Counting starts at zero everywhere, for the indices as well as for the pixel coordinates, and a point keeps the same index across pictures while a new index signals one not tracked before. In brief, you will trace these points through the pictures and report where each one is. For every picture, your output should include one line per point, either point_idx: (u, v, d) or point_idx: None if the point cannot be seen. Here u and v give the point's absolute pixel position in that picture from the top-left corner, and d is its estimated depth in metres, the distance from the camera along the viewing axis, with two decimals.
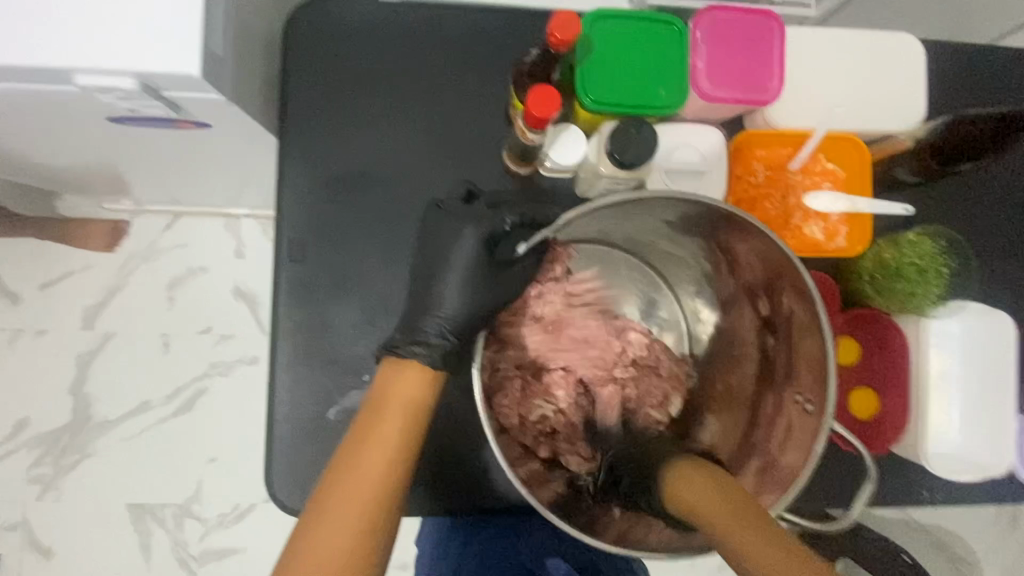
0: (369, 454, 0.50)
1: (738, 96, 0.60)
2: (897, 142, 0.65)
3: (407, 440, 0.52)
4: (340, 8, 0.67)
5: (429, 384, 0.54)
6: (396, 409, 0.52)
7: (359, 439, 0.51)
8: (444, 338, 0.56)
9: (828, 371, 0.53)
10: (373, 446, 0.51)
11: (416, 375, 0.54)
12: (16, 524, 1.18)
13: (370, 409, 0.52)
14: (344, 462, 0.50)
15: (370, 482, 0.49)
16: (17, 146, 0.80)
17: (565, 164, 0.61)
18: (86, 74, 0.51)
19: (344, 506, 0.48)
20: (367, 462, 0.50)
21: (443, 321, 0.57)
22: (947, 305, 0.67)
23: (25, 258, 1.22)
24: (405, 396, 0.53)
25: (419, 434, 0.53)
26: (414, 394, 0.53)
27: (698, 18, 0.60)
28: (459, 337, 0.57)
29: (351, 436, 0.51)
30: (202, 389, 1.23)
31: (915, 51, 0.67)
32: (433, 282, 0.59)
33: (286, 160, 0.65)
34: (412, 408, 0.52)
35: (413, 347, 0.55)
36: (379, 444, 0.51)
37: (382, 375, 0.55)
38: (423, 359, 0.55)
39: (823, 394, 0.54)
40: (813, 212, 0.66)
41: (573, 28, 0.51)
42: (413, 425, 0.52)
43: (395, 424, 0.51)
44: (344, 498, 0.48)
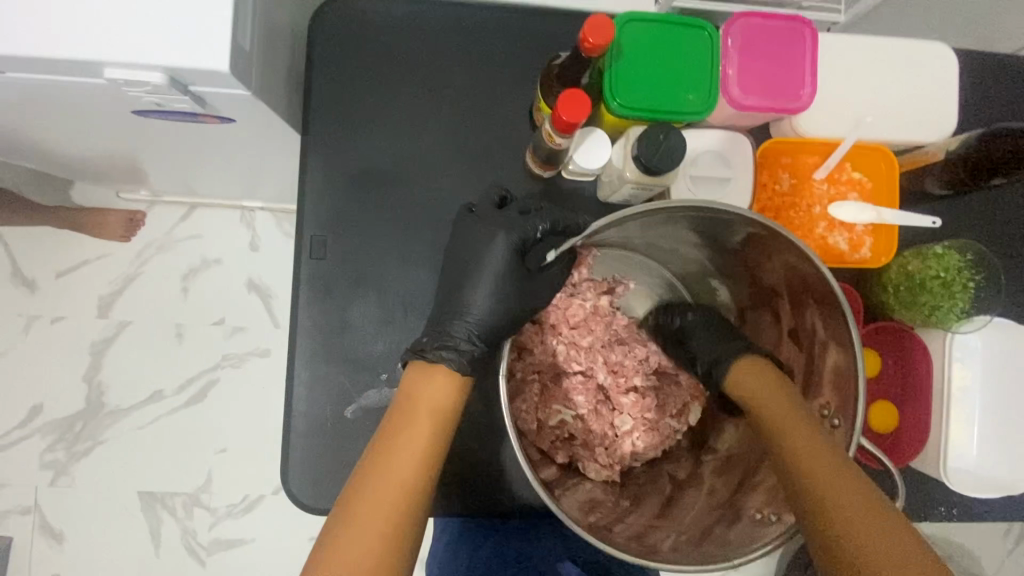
0: (398, 458, 0.51)
1: (768, 103, 0.59)
2: (927, 152, 0.66)
3: (433, 442, 0.52)
4: (365, 4, 0.66)
5: (457, 391, 0.55)
6: (423, 414, 0.52)
7: (388, 443, 0.51)
8: (471, 343, 0.57)
9: (858, 387, 0.52)
10: (401, 445, 0.51)
11: (444, 381, 0.54)
12: (29, 508, 1.20)
13: (397, 414, 0.53)
14: (373, 465, 0.50)
15: (400, 485, 0.50)
16: (39, 135, 0.80)
17: (589, 168, 0.60)
18: (115, 68, 0.51)
19: (372, 509, 0.48)
20: (397, 465, 0.50)
21: (472, 326, 0.57)
22: (974, 319, 0.64)
23: (42, 246, 1.23)
24: (432, 401, 0.53)
25: (445, 439, 0.53)
26: (441, 400, 0.53)
27: (729, 25, 0.60)
28: (486, 343, 0.58)
29: (379, 441, 0.52)
30: (214, 380, 1.23)
31: (949, 61, 0.66)
32: (461, 286, 0.59)
33: (309, 156, 0.65)
34: (440, 412, 0.53)
35: (442, 352, 0.55)
36: (409, 447, 0.51)
37: (407, 380, 0.55)
38: (451, 363, 0.55)
39: (850, 412, 0.54)
40: (838, 222, 0.65)
41: (606, 32, 0.50)
42: (440, 430, 0.53)
43: (423, 428, 0.52)
44: (374, 501, 0.49)
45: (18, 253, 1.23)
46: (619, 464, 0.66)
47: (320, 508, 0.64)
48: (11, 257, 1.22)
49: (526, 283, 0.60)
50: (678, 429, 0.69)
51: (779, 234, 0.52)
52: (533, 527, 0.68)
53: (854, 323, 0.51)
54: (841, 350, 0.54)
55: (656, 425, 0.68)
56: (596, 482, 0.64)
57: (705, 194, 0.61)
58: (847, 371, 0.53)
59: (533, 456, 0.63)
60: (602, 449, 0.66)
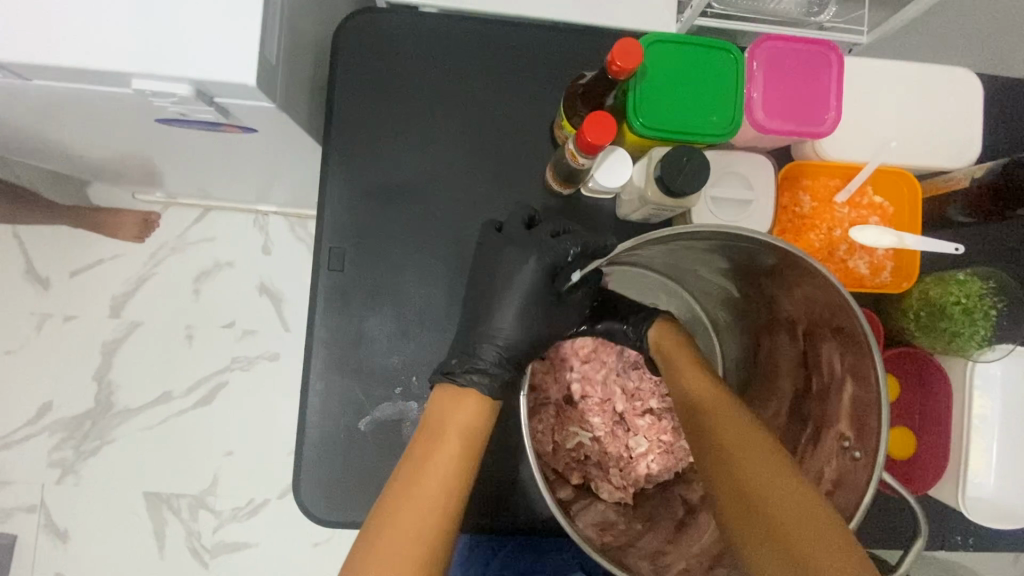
0: (427, 482, 0.50)
1: (793, 127, 0.59)
2: (950, 180, 0.64)
3: (463, 467, 0.52)
4: (389, 18, 0.67)
5: (485, 414, 0.55)
6: (452, 437, 0.52)
7: (416, 466, 0.51)
8: (500, 367, 0.57)
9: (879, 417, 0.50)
10: (432, 467, 0.51)
11: (472, 405, 0.54)
12: (36, 506, 1.20)
13: (425, 435, 0.53)
14: (401, 490, 0.50)
15: (428, 511, 0.49)
16: (61, 138, 0.81)
17: (610, 186, 0.60)
18: (143, 79, 0.51)
19: (401, 535, 0.48)
20: (426, 489, 0.50)
21: (500, 349, 0.57)
22: (994, 347, 0.63)
23: (57, 245, 1.24)
24: (461, 423, 0.53)
25: (473, 463, 0.53)
26: (470, 423, 0.53)
27: (754, 48, 0.59)
28: (514, 365, 0.58)
29: (407, 465, 0.52)
30: (223, 383, 1.24)
31: (974, 87, 0.65)
32: (489, 307, 0.59)
33: (329, 168, 0.65)
34: (468, 435, 0.53)
35: (471, 376, 0.55)
36: (437, 472, 0.51)
37: (436, 403, 0.55)
38: (482, 387, 0.55)
39: (869, 446, 0.52)
40: (858, 246, 0.65)
41: (633, 56, 0.50)
42: (469, 453, 0.52)
43: (451, 452, 0.52)
44: (400, 525, 0.48)
45: (32, 251, 1.23)
46: (634, 487, 0.66)
47: (331, 520, 0.64)
48: (26, 255, 1.23)
49: (553, 305, 0.60)
50: None
51: (805, 263, 0.51)
52: (543, 545, 0.68)
53: (880, 355, 0.50)
54: (861, 380, 0.53)
55: (672, 448, 0.67)
56: (609, 503, 0.64)
57: (725, 216, 0.61)
58: (867, 401, 0.52)
59: (549, 476, 0.63)
60: (617, 471, 0.66)
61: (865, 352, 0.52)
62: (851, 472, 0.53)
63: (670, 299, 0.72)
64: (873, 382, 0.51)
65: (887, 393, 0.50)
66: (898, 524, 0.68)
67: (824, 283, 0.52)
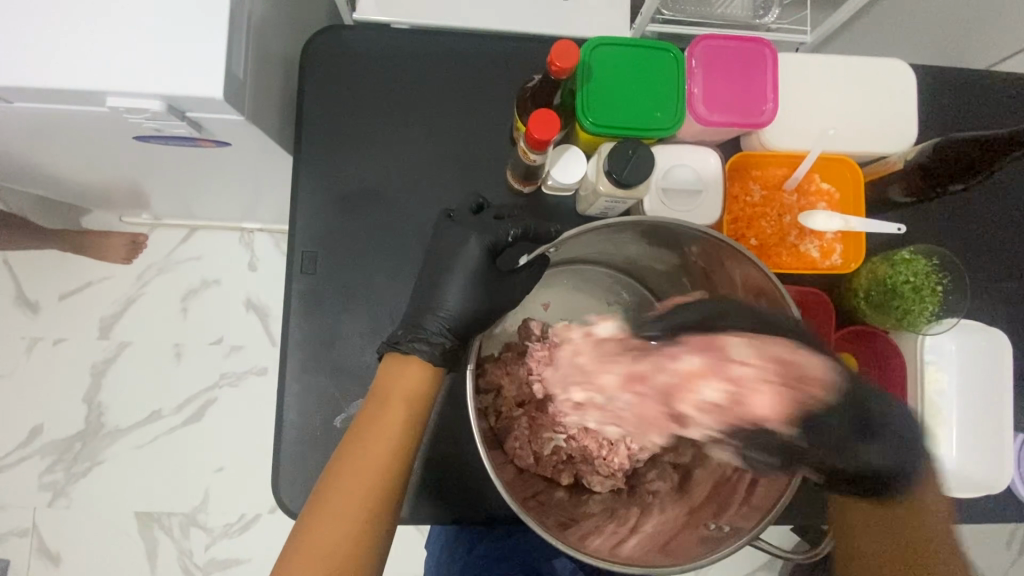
0: (372, 446, 0.53)
1: (733, 119, 0.62)
2: (888, 163, 0.68)
3: (408, 429, 0.54)
4: (354, 34, 0.71)
5: (431, 380, 0.57)
6: (396, 402, 0.54)
7: (363, 432, 0.53)
8: (443, 336, 0.59)
9: None
10: (377, 431, 0.53)
11: (418, 371, 0.56)
12: (27, 530, 1.20)
13: (373, 401, 0.55)
14: (349, 454, 0.52)
15: (375, 473, 0.52)
16: (45, 162, 0.84)
17: (566, 181, 0.63)
18: (116, 97, 0.55)
19: (347, 495, 0.51)
20: (372, 454, 0.52)
21: (443, 320, 0.59)
22: (943, 321, 0.66)
23: (46, 269, 1.26)
24: (407, 389, 0.55)
25: (419, 425, 0.55)
26: (416, 388, 0.56)
27: (693, 47, 0.64)
28: (457, 336, 0.60)
29: (354, 431, 0.54)
30: (212, 399, 1.25)
31: (908, 77, 0.69)
32: (434, 283, 0.61)
33: (300, 177, 0.69)
34: (415, 400, 0.55)
35: (415, 344, 0.57)
36: (382, 436, 0.53)
37: (382, 372, 0.57)
38: (423, 354, 0.57)
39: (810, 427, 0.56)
40: (808, 231, 0.68)
41: (572, 56, 0.54)
42: (414, 418, 0.55)
43: (396, 417, 0.54)
44: (346, 482, 0.51)
45: (22, 277, 1.26)
46: (621, 471, 0.66)
47: None
48: (16, 281, 1.26)
49: (498, 282, 0.62)
50: None
51: (733, 248, 0.57)
52: (520, 533, 0.70)
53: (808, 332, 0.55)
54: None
55: None
56: (603, 493, 0.66)
57: (676, 207, 0.64)
58: None
59: (538, 488, 0.64)
60: (601, 462, 0.66)
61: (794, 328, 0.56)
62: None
63: (632, 294, 0.74)
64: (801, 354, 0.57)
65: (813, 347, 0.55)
66: None
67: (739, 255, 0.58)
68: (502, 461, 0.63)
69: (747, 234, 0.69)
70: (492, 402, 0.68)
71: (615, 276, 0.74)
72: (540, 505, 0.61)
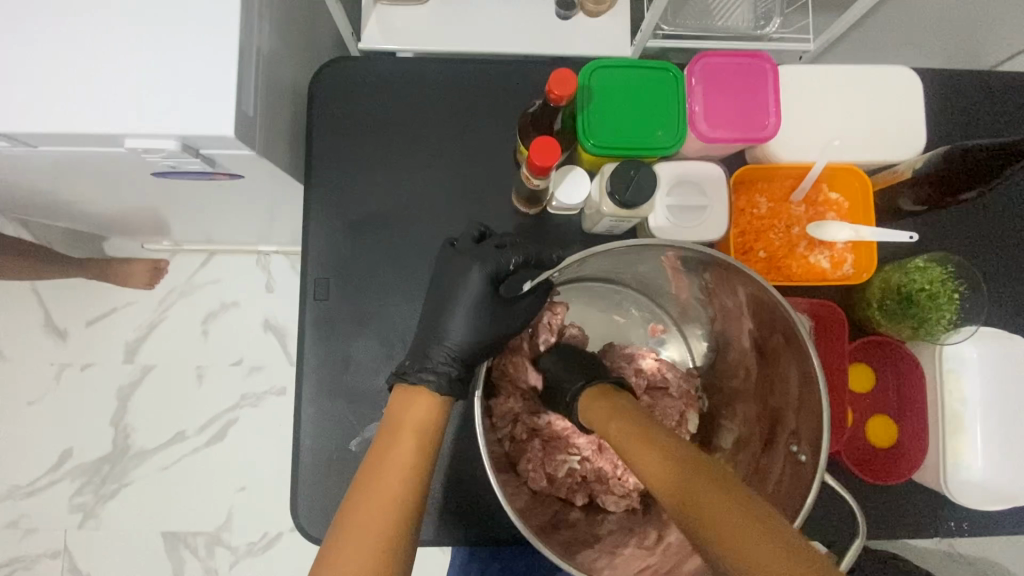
0: (386, 478, 0.53)
1: (737, 135, 0.63)
2: (896, 172, 0.68)
3: (420, 459, 0.55)
4: (359, 64, 0.73)
5: (440, 409, 0.58)
6: (406, 433, 0.55)
7: (375, 466, 0.54)
8: (450, 366, 0.60)
9: (823, 422, 0.54)
10: (391, 464, 0.54)
11: (425, 402, 0.57)
12: (59, 551, 1.24)
13: (384, 434, 0.56)
14: (364, 488, 0.53)
15: (389, 508, 0.52)
16: (71, 197, 0.87)
17: (571, 203, 0.64)
18: (134, 139, 0.57)
19: (364, 529, 0.50)
20: (384, 486, 0.53)
21: (450, 350, 0.60)
22: (961, 329, 0.65)
23: (73, 297, 1.30)
24: (416, 420, 0.56)
25: (429, 455, 0.55)
26: (427, 417, 0.56)
27: (693, 66, 0.64)
28: (465, 365, 0.61)
29: (367, 464, 0.54)
30: (233, 420, 1.28)
31: (913, 84, 0.69)
32: (439, 313, 0.62)
33: (311, 205, 0.71)
34: (425, 431, 0.56)
35: (423, 375, 0.58)
36: (396, 467, 0.54)
37: (392, 404, 0.57)
38: (432, 384, 0.58)
39: (818, 448, 0.54)
40: (817, 241, 0.67)
41: (570, 82, 0.54)
42: (426, 447, 0.55)
43: (406, 448, 0.54)
44: (363, 520, 0.51)
45: (50, 305, 1.30)
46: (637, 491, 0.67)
47: None
48: (45, 309, 1.30)
49: (502, 310, 0.62)
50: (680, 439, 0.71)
51: (744, 271, 0.56)
52: (536, 552, 0.70)
53: (814, 349, 0.54)
54: (808, 378, 0.57)
55: None
56: (618, 513, 0.66)
57: (682, 224, 0.64)
58: (817, 408, 0.55)
59: (554, 508, 0.64)
60: (616, 481, 0.67)
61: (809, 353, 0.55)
62: (796, 473, 0.57)
63: (642, 310, 0.75)
64: (816, 386, 0.55)
65: (825, 383, 0.54)
66: (885, 511, 0.69)
67: (753, 283, 0.56)
68: (516, 485, 0.63)
69: (757, 247, 0.68)
70: (506, 427, 0.67)
71: (625, 291, 0.74)
72: (552, 527, 0.60)
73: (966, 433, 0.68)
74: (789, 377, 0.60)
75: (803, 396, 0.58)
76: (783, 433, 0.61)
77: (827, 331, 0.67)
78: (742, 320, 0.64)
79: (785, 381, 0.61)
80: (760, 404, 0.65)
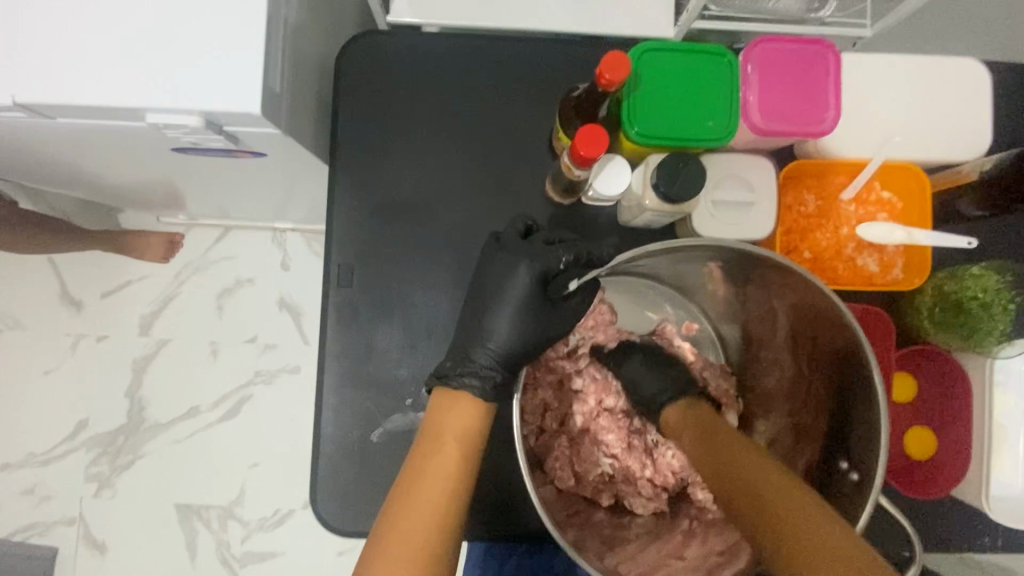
0: (426, 488, 0.52)
1: (792, 127, 0.59)
2: (961, 173, 0.64)
3: (463, 467, 0.53)
4: (389, 39, 0.69)
5: (480, 416, 0.56)
6: (450, 440, 0.54)
7: (416, 472, 0.53)
8: (493, 369, 0.58)
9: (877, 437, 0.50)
10: (433, 471, 0.53)
11: (468, 407, 0.55)
12: (74, 519, 1.25)
13: (427, 439, 0.54)
14: (403, 498, 0.52)
15: (431, 515, 0.51)
16: (87, 168, 0.85)
17: (608, 195, 0.60)
18: (156, 113, 0.54)
19: (405, 541, 0.50)
20: (427, 493, 0.52)
21: (493, 353, 0.58)
22: (1015, 343, 0.61)
23: (89, 268, 1.29)
24: (460, 426, 0.54)
25: (472, 463, 0.54)
26: (468, 425, 0.55)
27: (749, 49, 0.60)
28: (507, 369, 0.59)
29: (406, 473, 0.53)
30: (246, 396, 1.27)
31: (980, 77, 0.64)
32: (481, 311, 0.60)
33: (336, 187, 0.68)
34: (467, 438, 0.54)
35: (466, 378, 0.56)
36: (437, 476, 0.52)
37: (434, 408, 0.56)
38: (474, 390, 0.56)
39: (868, 464, 0.51)
40: (867, 243, 0.64)
41: (622, 67, 0.51)
42: (467, 457, 0.54)
43: (451, 455, 0.53)
44: (406, 526, 0.50)
45: (65, 275, 1.29)
46: (664, 492, 0.66)
47: (348, 531, 0.66)
48: (60, 279, 1.29)
49: (548, 312, 0.60)
50: None
51: (795, 272, 0.52)
52: (557, 549, 0.69)
53: (873, 357, 0.50)
54: (860, 387, 0.53)
55: None
56: (646, 515, 0.64)
57: (727, 219, 0.60)
58: (869, 420, 0.52)
59: (579, 507, 0.62)
60: (645, 482, 0.65)
61: (862, 360, 0.51)
62: (842, 489, 0.54)
63: (676, 308, 0.71)
64: (872, 396, 0.51)
65: (882, 395, 0.50)
66: (919, 524, 0.67)
67: (808, 286, 0.52)
68: (542, 482, 0.61)
69: (802, 246, 0.65)
70: (536, 424, 0.65)
71: (659, 288, 0.71)
72: (578, 527, 0.58)
73: (1007, 447, 0.66)
74: (837, 385, 0.57)
75: (853, 408, 0.54)
76: (825, 443, 0.58)
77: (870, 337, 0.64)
78: (783, 323, 0.61)
79: (831, 388, 0.57)
80: (799, 410, 0.62)
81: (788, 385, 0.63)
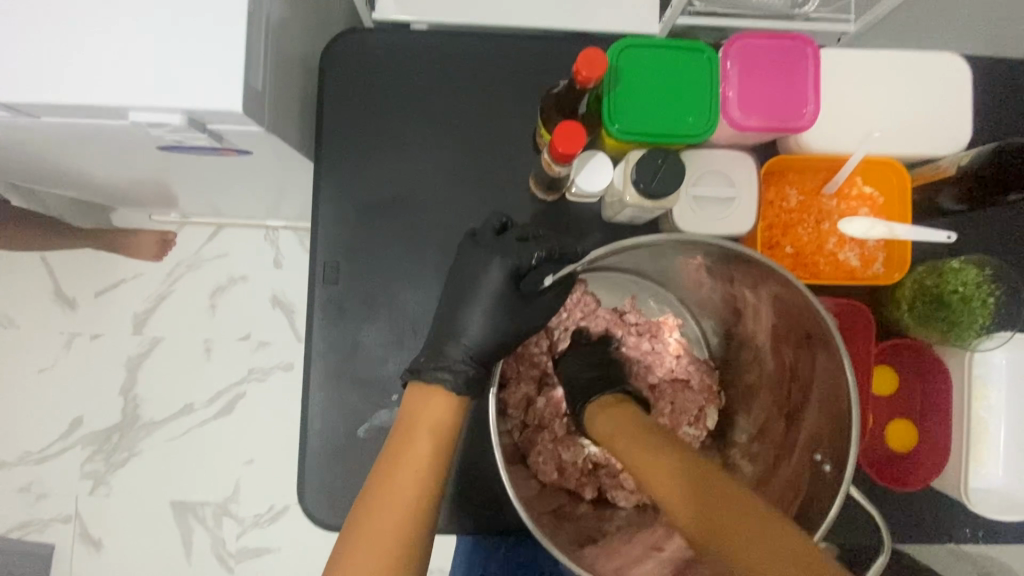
0: (399, 480, 0.52)
1: (771, 124, 0.59)
2: (939, 168, 0.64)
3: (436, 458, 0.54)
4: (373, 37, 0.69)
5: (456, 409, 0.56)
6: (422, 432, 0.54)
7: (390, 464, 0.53)
8: (467, 363, 0.58)
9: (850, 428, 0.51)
10: (407, 463, 0.53)
11: (442, 399, 0.56)
12: (69, 516, 1.26)
13: (401, 432, 0.55)
14: (378, 489, 0.52)
15: (404, 506, 0.52)
16: (75, 167, 0.85)
17: (591, 190, 0.61)
18: (138, 112, 0.54)
19: (378, 530, 0.51)
20: (400, 484, 0.52)
21: (466, 347, 0.58)
22: (993, 336, 0.62)
23: (82, 267, 1.30)
24: (433, 418, 0.55)
25: (445, 454, 0.54)
26: (442, 418, 0.55)
27: (728, 47, 0.60)
28: (481, 363, 0.59)
29: (381, 464, 0.54)
30: (240, 393, 1.28)
31: (960, 72, 0.64)
32: (456, 307, 0.60)
33: (321, 184, 0.68)
34: (440, 430, 0.55)
35: (438, 372, 0.57)
36: (410, 467, 0.53)
37: (408, 401, 0.57)
38: (447, 383, 0.57)
39: (841, 456, 0.52)
40: (848, 237, 0.64)
41: (599, 64, 0.51)
42: (441, 449, 0.54)
43: (424, 447, 0.54)
44: (380, 516, 0.51)
45: (58, 274, 1.29)
46: None
47: (336, 525, 0.67)
48: (53, 278, 1.29)
49: (523, 305, 0.61)
50: (700, 436, 0.69)
51: (770, 266, 0.52)
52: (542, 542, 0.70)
53: (844, 349, 0.51)
54: (836, 382, 0.54)
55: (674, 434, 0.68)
56: (628, 508, 0.65)
57: (707, 215, 0.61)
58: (843, 412, 0.53)
59: (561, 501, 0.63)
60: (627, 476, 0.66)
61: (836, 353, 0.52)
62: (814, 480, 0.55)
63: (660, 303, 0.72)
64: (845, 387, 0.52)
65: (855, 386, 0.51)
66: (900, 516, 0.68)
67: (783, 280, 0.53)
68: (524, 475, 0.62)
69: (783, 242, 0.65)
70: (518, 419, 0.66)
71: (643, 283, 0.71)
72: (558, 520, 0.59)
73: (988, 440, 0.66)
74: (813, 378, 0.57)
75: (829, 401, 0.55)
76: (803, 439, 0.59)
77: (851, 330, 0.65)
78: (763, 316, 0.62)
79: (809, 380, 0.58)
80: (780, 404, 0.63)
81: (766, 379, 0.64)
